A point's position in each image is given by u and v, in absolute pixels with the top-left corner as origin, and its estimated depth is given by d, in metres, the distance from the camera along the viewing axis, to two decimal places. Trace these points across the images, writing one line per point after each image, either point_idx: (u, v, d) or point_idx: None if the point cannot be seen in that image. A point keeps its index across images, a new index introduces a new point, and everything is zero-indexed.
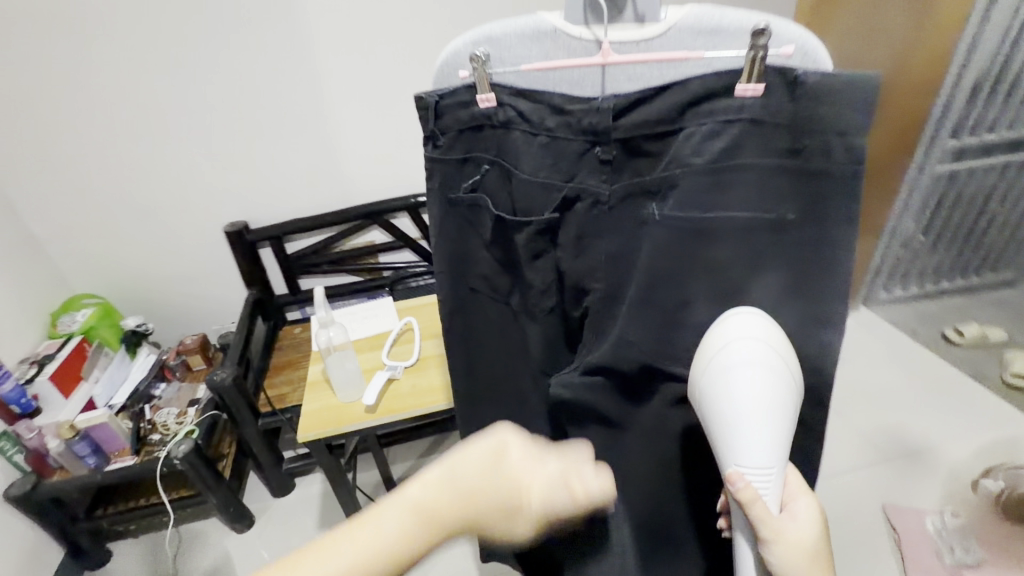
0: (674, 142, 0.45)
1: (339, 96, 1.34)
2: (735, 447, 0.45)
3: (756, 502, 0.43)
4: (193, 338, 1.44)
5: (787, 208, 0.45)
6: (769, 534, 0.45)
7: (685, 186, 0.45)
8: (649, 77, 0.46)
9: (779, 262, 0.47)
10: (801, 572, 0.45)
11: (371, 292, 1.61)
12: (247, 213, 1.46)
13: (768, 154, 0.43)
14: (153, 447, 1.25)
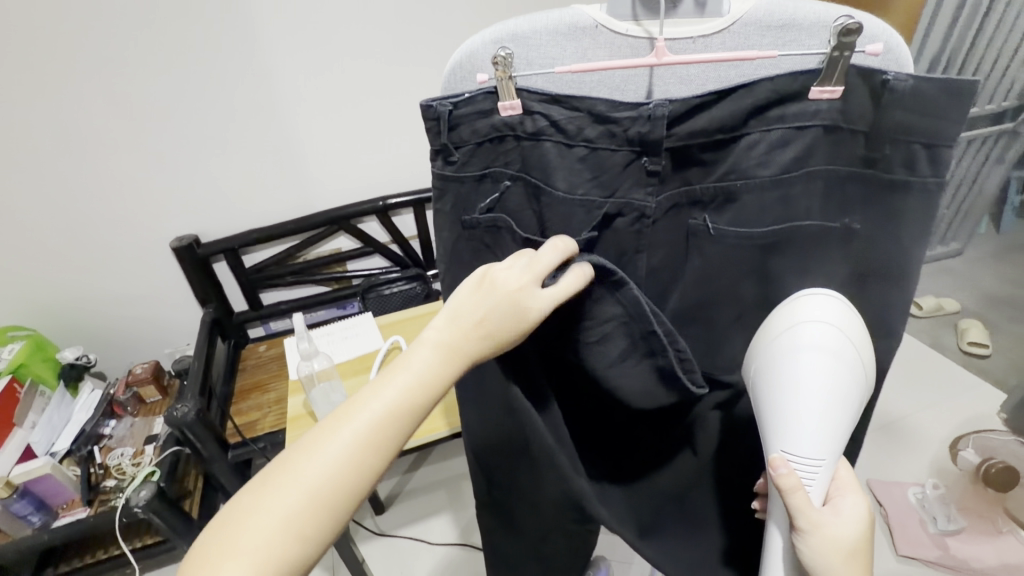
0: (734, 151, 0.42)
1: (294, 95, 1.23)
2: (782, 431, 0.42)
3: (798, 491, 0.40)
4: (144, 366, 1.30)
5: (854, 218, 0.42)
6: (808, 525, 0.41)
7: (748, 198, 0.43)
8: (700, 80, 0.42)
9: (840, 276, 0.44)
10: (833, 566, 0.41)
11: (341, 302, 1.52)
12: (197, 226, 1.32)
13: (842, 162, 0.41)
14: (108, 494, 1.12)
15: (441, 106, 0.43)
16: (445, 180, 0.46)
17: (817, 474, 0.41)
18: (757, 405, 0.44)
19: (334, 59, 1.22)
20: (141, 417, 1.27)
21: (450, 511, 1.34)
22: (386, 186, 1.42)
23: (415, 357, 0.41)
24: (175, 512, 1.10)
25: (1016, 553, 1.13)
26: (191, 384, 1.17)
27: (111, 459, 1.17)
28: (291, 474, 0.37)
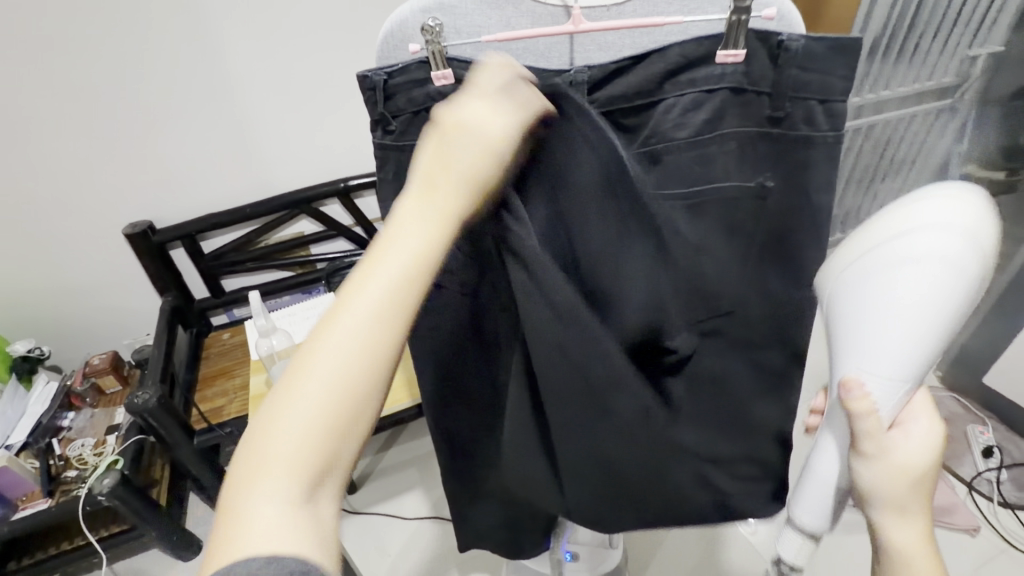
0: (653, 115, 0.46)
1: (248, 76, 1.20)
2: (875, 357, 0.47)
3: (866, 406, 0.46)
4: (101, 356, 1.27)
5: (765, 175, 0.47)
6: (886, 447, 0.46)
7: (669, 159, 0.47)
8: (617, 47, 0.46)
9: (755, 229, 0.49)
10: (894, 491, 0.45)
11: (305, 287, 1.51)
12: (151, 212, 1.29)
13: (747, 123, 0.46)
14: (70, 485, 1.10)
15: (375, 76, 0.45)
16: (383, 149, 0.48)
17: (887, 396, 0.47)
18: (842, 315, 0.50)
19: (289, 40, 1.20)
20: (101, 408, 1.25)
21: (422, 486, 1.38)
22: (347, 169, 1.41)
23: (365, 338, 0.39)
24: (140, 500, 1.09)
25: (945, 497, 1.24)
26: (150, 373, 1.15)
27: (71, 450, 1.15)
28: None
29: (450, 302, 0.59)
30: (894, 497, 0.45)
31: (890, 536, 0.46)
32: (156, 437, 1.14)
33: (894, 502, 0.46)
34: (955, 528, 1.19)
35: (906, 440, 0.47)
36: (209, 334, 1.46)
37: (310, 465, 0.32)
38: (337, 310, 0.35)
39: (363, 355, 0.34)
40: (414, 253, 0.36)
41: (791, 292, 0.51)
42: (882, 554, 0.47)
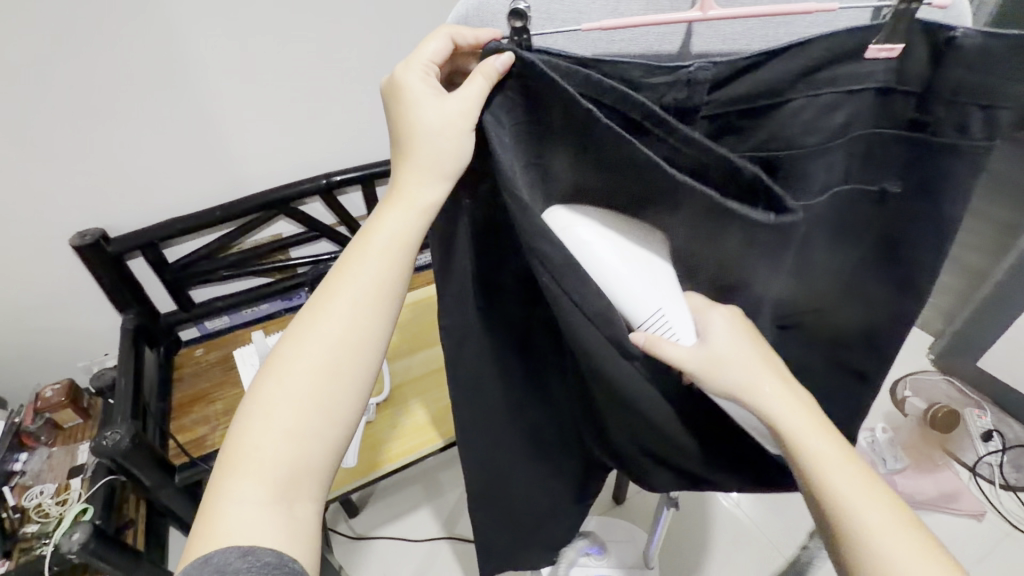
0: (777, 117, 0.43)
1: (213, 61, 1.04)
2: (631, 305, 0.47)
3: (660, 340, 0.46)
4: (55, 388, 1.10)
5: (891, 181, 0.48)
6: (686, 364, 0.46)
7: (792, 165, 0.45)
8: (740, 40, 0.43)
9: (869, 229, 0.52)
10: (734, 370, 0.47)
11: (286, 294, 1.36)
12: (104, 219, 1.12)
13: (884, 125, 0.45)
14: (29, 543, 0.95)
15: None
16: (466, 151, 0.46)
17: (672, 318, 0.48)
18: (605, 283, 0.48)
19: (260, 19, 1.04)
20: (59, 446, 1.10)
21: (429, 505, 1.29)
22: (329, 163, 1.27)
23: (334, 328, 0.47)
24: (118, 550, 0.97)
25: (950, 483, 1.26)
26: (118, 408, 1.01)
27: (27, 500, 1.00)
28: (246, 453, 0.43)
29: (504, 326, 0.57)
30: (741, 377, 0.47)
31: (786, 424, 0.46)
32: (130, 478, 1.01)
33: (757, 390, 0.47)
34: (961, 514, 1.22)
35: (696, 354, 0.46)
36: (179, 351, 1.31)
37: (283, 468, 0.43)
38: (299, 334, 0.47)
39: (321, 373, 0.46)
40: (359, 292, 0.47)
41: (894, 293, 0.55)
42: (797, 450, 0.46)
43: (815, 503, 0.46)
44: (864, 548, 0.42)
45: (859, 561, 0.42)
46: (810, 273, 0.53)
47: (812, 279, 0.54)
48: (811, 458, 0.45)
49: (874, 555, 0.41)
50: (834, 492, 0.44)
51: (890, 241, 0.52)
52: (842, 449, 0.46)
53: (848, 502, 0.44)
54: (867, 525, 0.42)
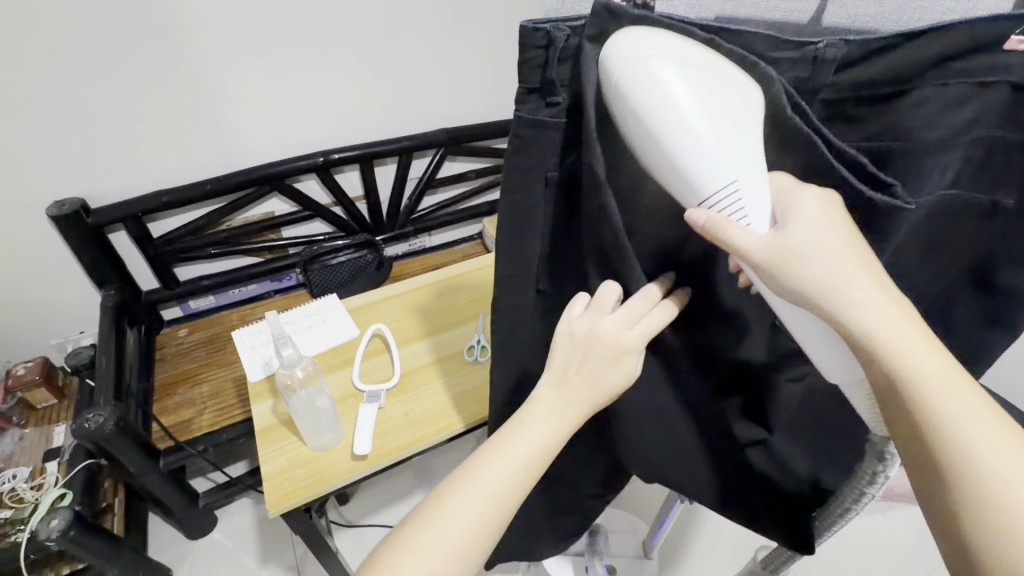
0: (896, 108, 0.37)
1: (207, 23, 0.97)
2: (693, 174, 0.33)
3: (730, 228, 0.33)
4: (28, 365, 1.04)
5: (1005, 193, 0.39)
6: (754, 256, 0.34)
7: (902, 161, 0.39)
8: (878, 22, 0.37)
9: (963, 253, 0.43)
10: (820, 273, 0.34)
11: (275, 275, 1.31)
12: (84, 188, 1.05)
13: (1010, 128, 0.36)
14: (3, 529, 0.90)
15: (555, 31, 0.36)
16: (537, 125, 0.41)
17: (748, 199, 0.34)
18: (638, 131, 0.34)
19: None
20: (32, 427, 1.04)
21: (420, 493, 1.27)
22: (326, 139, 1.21)
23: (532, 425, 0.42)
24: (97, 537, 0.92)
25: None
26: (99, 389, 0.97)
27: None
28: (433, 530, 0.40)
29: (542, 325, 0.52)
30: (828, 283, 0.34)
31: (874, 325, 0.33)
32: (110, 460, 0.97)
33: (852, 289, 0.33)
34: None
35: (766, 242, 0.34)
36: (162, 331, 1.25)
37: (450, 544, 0.39)
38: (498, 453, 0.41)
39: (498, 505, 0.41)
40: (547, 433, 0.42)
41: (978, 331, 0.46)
42: (891, 368, 0.33)
43: (913, 433, 0.34)
44: (987, 495, 0.31)
45: (979, 511, 0.31)
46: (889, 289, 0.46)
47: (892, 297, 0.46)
48: (905, 375, 0.33)
49: (1003, 506, 0.30)
50: (940, 422, 0.32)
51: (980, 265, 0.43)
52: (948, 363, 0.34)
53: (966, 434, 0.32)
54: (988, 468, 0.31)
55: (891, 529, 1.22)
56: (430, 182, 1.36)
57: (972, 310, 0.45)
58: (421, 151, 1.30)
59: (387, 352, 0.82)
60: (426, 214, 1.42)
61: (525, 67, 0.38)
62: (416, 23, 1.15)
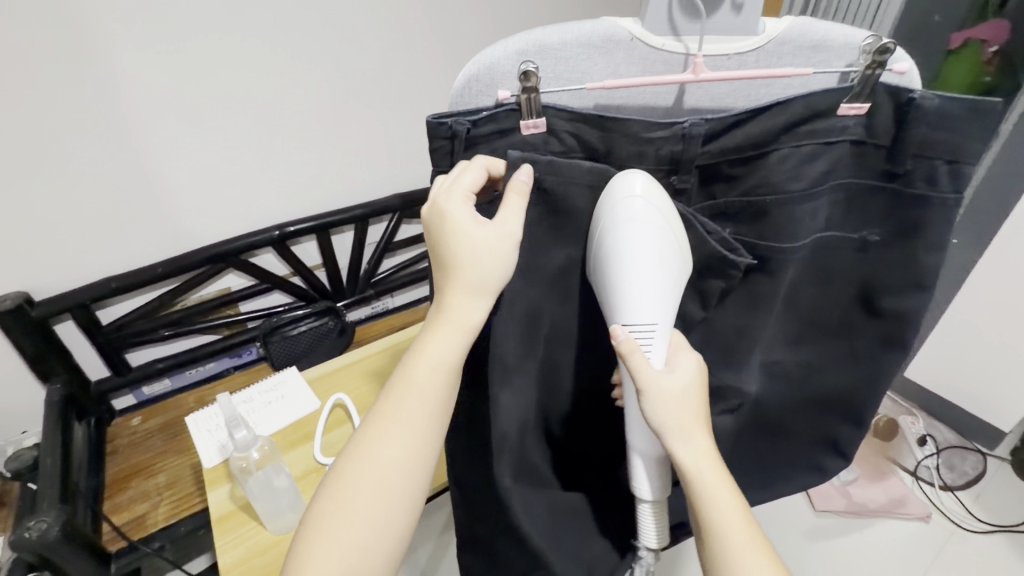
0: (766, 166, 0.41)
1: (156, 114, 0.99)
2: (624, 306, 0.41)
3: (636, 355, 0.42)
4: None
5: (872, 228, 0.45)
6: (644, 384, 0.42)
7: (780, 211, 0.42)
8: (730, 98, 0.42)
9: (850, 281, 0.48)
10: (689, 435, 0.43)
11: (235, 350, 1.28)
12: (28, 280, 1.01)
13: (862, 175, 0.43)
14: None
15: (456, 124, 0.41)
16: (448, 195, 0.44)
17: (659, 340, 0.42)
18: (598, 258, 0.42)
19: (208, 70, 1.00)
20: None
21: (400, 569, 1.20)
22: (281, 213, 1.23)
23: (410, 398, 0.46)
24: None
25: (897, 489, 1.32)
26: (42, 492, 0.90)
27: None
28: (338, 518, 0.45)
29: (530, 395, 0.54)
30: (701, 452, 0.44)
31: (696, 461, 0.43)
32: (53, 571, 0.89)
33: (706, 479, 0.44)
34: (913, 518, 1.27)
35: (658, 380, 0.42)
36: (114, 421, 1.19)
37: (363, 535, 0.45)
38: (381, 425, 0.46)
39: (403, 462, 0.46)
40: (446, 372, 0.46)
41: (877, 354, 0.50)
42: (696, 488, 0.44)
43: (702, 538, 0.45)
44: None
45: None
46: (791, 321, 0.51)
47: (808, 328, 0.51)
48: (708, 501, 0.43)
49: None
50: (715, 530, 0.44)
51: (866, 292, 0.48)
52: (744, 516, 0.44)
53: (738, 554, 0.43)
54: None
55: (873, 546, 1.23)
56: (388, 245, 1.39)
57: (872, 337, 0.50)
58: (376, 218, 1.34)
59: (349, 421, 0.82)
60: (386, 276, 1.43)
61: (436, 154, 0.43)
62: (363, 99, 1.20)
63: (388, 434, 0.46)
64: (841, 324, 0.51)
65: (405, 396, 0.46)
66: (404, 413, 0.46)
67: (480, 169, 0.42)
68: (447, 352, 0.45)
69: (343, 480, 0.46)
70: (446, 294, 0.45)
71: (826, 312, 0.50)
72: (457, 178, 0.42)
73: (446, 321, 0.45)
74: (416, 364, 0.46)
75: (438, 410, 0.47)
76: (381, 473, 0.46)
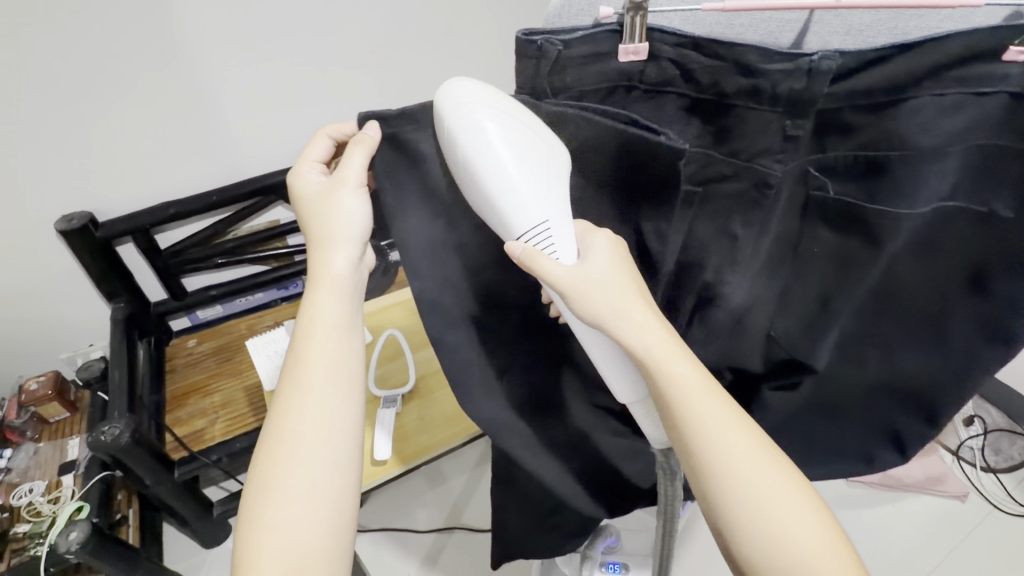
0: (894, 116, 0.38)
1: (209, 38, 0.96)
2: (507, 215, 0.40)
3: (539, 262, 0.40)
4: (40, 380, 1.05)
5: (1003, 201, 0.39)
6: (562, 283, 0.40)
7: (901, 170, 0.40)
8: (871, 31, 0.39)
9: (958, 259, 0.43)
10: (613, 311, 0.41)
11: (283, 283, 1.31)
12: (90, 203, 1.04)
13: (1007, 137, 0.37)
14: (22, 543, 0.91)
15: (547, 44, 0.40)
16: (404, 151, 0.43)
17: (556, 235, 0.41)
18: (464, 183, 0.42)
19: None
20: (46, 441, 1.05)
21: (432, 496, 1.27)
22: None
23: (315, 346, 0.45)
24: (116, 550, 0.92)
25: (936, 466, 1.28)
26: (113, 401, 0.97)
27: (17, 498, 0.95)
28: (277, 485, 0.41)
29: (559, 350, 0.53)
30: (621, 319, 0.41)
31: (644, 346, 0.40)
32: (124, 472, 0.97)
33: (629, 324, 0.41)
34: (947, 496, 1.25)
35: (569, 272, 0.40)
36: (171, 341, 1.26)
37: (295, 499, 0.41)
38: (300, 388, 0.44)
39: (322, 427, 0.43)
40: (331, 327, 0.46)
41: (979, 342, 0.45)
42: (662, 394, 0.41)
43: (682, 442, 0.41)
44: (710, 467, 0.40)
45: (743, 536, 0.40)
46: (886, 298, 0.47)
47: (890, 304, 0.47)
48: (674, 396, 0.40)
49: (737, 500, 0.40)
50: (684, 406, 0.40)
51: (976, 273, 0.43)
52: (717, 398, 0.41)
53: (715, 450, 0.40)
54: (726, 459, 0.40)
55: (903, 522, 1.22)
56: None
57: (971, 329, 0.45)
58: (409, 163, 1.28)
59: (402, 357, 0.86)
60: None
61: (520, 75, 0.43)
62: (411, 32, 1.15)
63: (296, 407, 0.43)
64: (937, 300, 0.45)
65: (299, 364, 0.45)
66: (310, 376, 0.44)
67: (328, 135, 0.51)
68: (331, 306, 0.46)
69: (263, 466, 0.43)
70: (316, 260, 0.48)
71: (923, 290, 0.45)
72: (309, 155, 0.51)
73: (320, 281, 0.47)
74: (300, 333, 0.45)
75: (346, 361, 0.45)
76: (301, 443, 0.43)
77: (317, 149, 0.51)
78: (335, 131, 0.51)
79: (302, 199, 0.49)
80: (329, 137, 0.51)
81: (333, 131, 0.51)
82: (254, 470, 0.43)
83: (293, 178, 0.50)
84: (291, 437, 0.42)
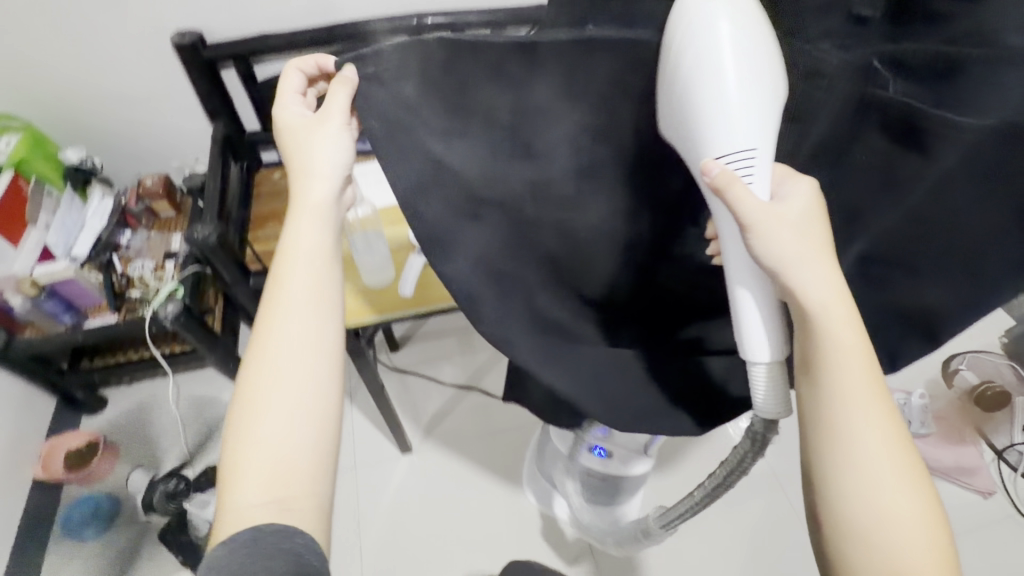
0: (986, 6, 0.34)
1: None
2: (712, 129, 0.38)
3: (735, 187, 0.38)
4: (153, 178, 1.21)
5: None
6: (748, 224, 0.39)
7: (976, 69, 0.35)
8: None
9: (1019, 187, 0.36)
10: (813, 288, 0.39)
11: None
12: (200, 21, 1.11)
13: None
14: (134, 305, 1.13)
15: None
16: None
17: (759, 166, 0.39)
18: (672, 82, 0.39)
19: None
20: (156, 231, 1.23)
21: (459, 358, 1.40)
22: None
23: (295, 274, 0.48)
24: (200, 328, 1.13)
25: (970, 458, 1.22)
26: (207, 206, 1.11)
27: (132, 270, 1.15)
28: (258, 405, 0.45)
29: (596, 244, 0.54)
30: (821, 301, 0.39)
31: (827, 326, 0.40)
32: (213, 269, 1.14)
33: (817, 292, 0.39)
34: (970, 489, 1.20)
35: (761, 210, 0.39)
36: (259, 171, 1.38)
37: (285, 424, 0.44)
38: (279, 317, 0.47)
39: (303, 353, 0.46)
40: (312, 255, 0.48)
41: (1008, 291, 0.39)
42: (820, 361, 0.40)
43: (835, 457, 0.41)
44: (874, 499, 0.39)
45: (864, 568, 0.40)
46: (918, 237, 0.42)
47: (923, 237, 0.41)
48: (839, 390, 0.40)
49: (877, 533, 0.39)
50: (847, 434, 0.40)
51: None
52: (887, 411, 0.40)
53: (872, 451, 0.40)
54: (876, 484, 0.39)
55: None
56: None
57: (1001, 266, 0.39)
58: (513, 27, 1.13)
59: None
60: None
61: None
62: None
63: (274, 333, 0.46)
64: (983, 240, 0.39)
65: (278, 293, 0.47)
66: (287, 302, 0.47)
67: (301, 64, 0.53)
68: (314, 231, 0.49)
69: (247, 389, 0.46)
70: (298, 193, 0.50)
71: (970, 226, 0.39)
72: (287, 88, 0.52)
73: (302, 212, 0.49)
74: (280, 264, 0.48)
75: (325, 289, 0.48)
76: (282, 366, 0.46)
77: (294, 80, 0.53)
78: (306, 59, 0.53)
79: (285, 130, 0.51)
80: (302, 69, 0.53)
81: (307, 59, 0.52)
82: (239, 397, 0.46)
83: (277, 112, 0.52)
84: (272, 360, 0.46)
